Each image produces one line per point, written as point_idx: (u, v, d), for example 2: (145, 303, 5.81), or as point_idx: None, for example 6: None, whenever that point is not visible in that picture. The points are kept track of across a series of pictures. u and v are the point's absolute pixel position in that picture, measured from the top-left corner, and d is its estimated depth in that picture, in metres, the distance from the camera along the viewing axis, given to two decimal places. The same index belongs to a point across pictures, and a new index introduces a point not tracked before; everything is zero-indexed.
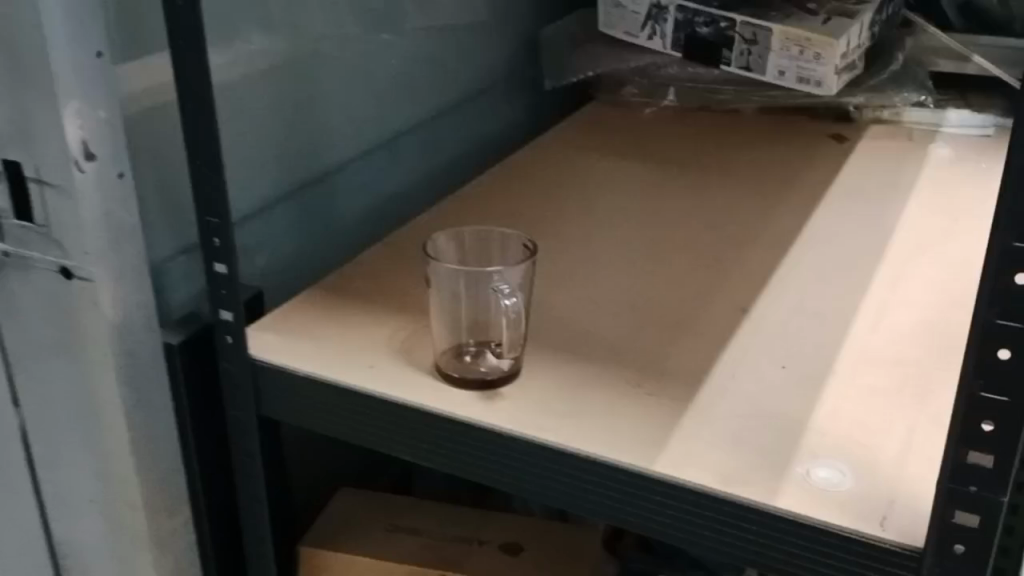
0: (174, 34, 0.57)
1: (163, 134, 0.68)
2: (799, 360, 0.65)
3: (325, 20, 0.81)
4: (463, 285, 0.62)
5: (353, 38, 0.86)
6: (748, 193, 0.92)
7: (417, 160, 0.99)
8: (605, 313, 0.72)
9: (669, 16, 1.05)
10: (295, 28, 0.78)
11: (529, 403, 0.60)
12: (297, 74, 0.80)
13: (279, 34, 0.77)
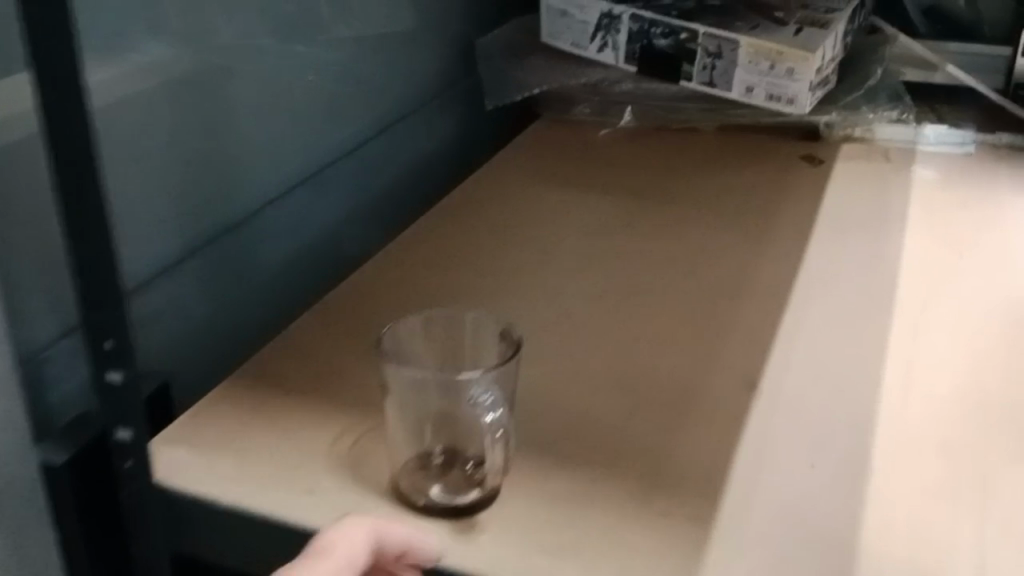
0: (52, 77, 0.44)
1: (35, 194, 0.52)
2: (829, 453, 0.55)
3: (235, 32, 0.66)
4: (433, 388, 0.52)
5: (267, 51, 0.70)
6: (729, 225, 0.81)
7: (345, 196, 0.84)
8: (588, 392, 0.60)
9: (622, 26, 0.95)
10: (197, 43, 0.63)
11: (522, 535, 0.49)
12: (199, 102, 0.65)
13: (180, 51, 0.62)
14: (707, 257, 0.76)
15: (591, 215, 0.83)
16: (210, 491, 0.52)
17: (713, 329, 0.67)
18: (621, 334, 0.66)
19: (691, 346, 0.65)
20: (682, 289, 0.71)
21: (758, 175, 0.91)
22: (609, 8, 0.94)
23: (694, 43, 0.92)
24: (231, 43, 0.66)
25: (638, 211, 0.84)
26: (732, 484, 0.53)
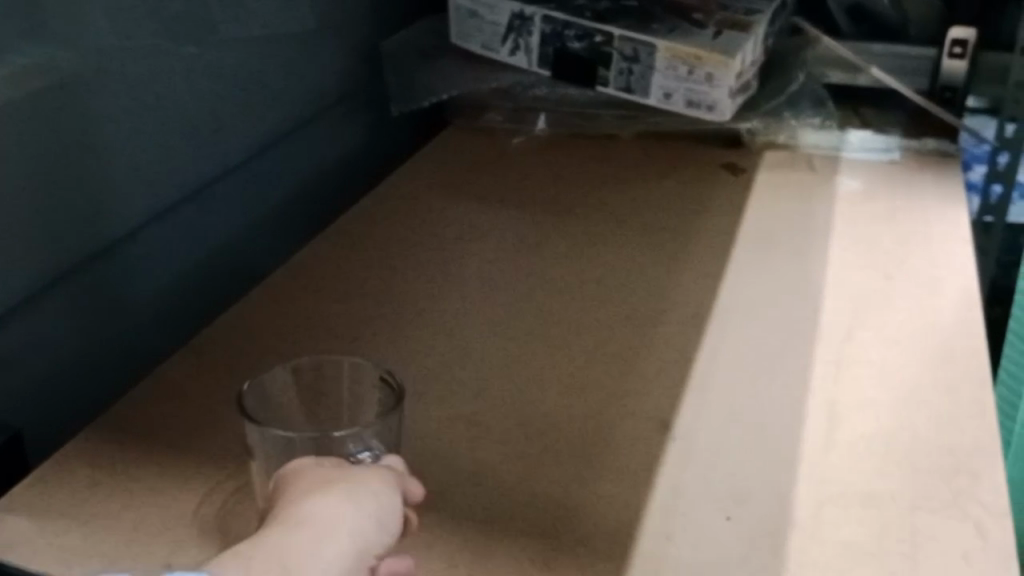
0: None
1: None
2: (748, 506, 0.50)
3: (107, 33, 0.58)
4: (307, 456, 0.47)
5: (146, 54, 0.62)
6: (646, 245, 0.76)
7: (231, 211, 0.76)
8: (486, 442, 0.55)
9: (535, 28, 0.90)
10: (63, 44, 0.55)
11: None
12: (62, 111, 0.56)
13: (40, 53, 0.53)
14: (621, 282, 0.71)
15: (501, 235, 0.77)
16: (44, 565, 0.46)
17: (625, 362, 0.62)
18: (526, 371, 0.61)
19: (603, 384, 0.60)
20: (594, 319, 0.66)
21: (675, 188, 0.86)
22: (521, 10, 0.90)
23: (610, 46, 0.87)
24: (104, 45, 0.58)
25: (551, 228, 0.78)
26: (642, 546, 0.48)
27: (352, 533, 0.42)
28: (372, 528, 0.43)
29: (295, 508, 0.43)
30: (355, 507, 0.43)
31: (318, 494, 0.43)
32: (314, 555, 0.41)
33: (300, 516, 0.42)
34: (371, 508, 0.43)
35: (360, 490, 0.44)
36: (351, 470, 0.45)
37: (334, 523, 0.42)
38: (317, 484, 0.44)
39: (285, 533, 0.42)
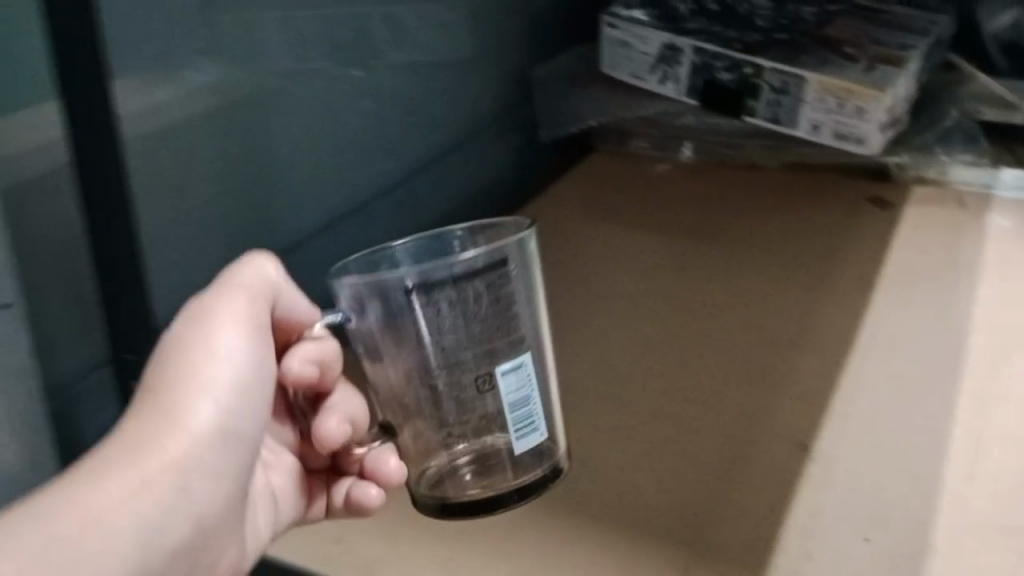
0: None
1: (54, 214, 0.49)
2: (886, 530, 0.51)
3: (284, 55, 0.64)
4: (441, 326, 0.47)
5: (317, 76, 0.68)
6: (788, 273, 0.77)
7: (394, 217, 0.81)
8: (630, 455, 0.57)
9: (685, 59, 0.92)
10: (247, 65, 0.61)
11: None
12: (243, 125, 0.61)
13: (226, 72, 0.59)
14: (762, 306, 0.72)
15: (644, 257, 0.80)
16: None
17: (769, 386, 0.63)
18: (667, 387, 0.63)
19: (742, 404, 0.61)
20: (735, 341, 0.68)
21: (821, 218, 0.87)
22: (672, 41, 0.92)
23: (758, 78, 0.88)
24: (280, 67, 0.64)
25: (694, 254, 0.80)
26: (778, 562, 0.49)
27: (216, 427, 0.42)
28: (243, 393, 0.43)
29: (145, 401, 0.41)
30: (219, 385, 0.42)
31: (176, 403, 0.41)
32: (185, 454, 0.40)
33: (168, 413, 0.41)
34: (237, 378, 0.43)
35: (215, 359, 0.43)
36: (211, 333, 0.43)
37: (200, 414, 0.41)
38: (175, 384, 0.42)
39: (154, 432, 0.40)
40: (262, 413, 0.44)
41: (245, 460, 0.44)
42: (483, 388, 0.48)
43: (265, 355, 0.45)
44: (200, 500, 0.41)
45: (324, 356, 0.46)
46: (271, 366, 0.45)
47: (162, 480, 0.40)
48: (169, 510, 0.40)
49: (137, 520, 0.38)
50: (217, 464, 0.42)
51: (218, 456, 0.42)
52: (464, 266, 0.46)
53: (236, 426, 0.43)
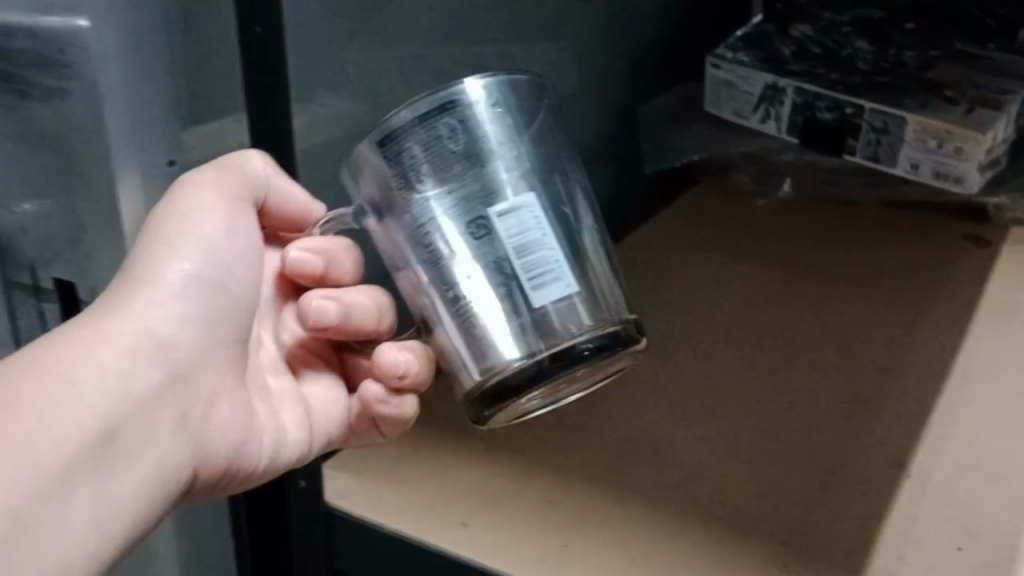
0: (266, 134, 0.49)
1: None
2: (978, 539, 0.54)
3: (421, 86, 0.70)
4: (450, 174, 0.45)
5: None
6: (884, 302, 0.80)
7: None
8: (729, 464, 0.60)
9: (787, 99, 0.96)
10: (389, 94, 0.67)
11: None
12: None
13: (372, 100, 0.65)
14: (859, 333, 0.76)
15: (744, 284, 0.84)
16: (365, 511, 0.56)
17: (863, 407, 0.67)
18: (768, 404, 0.67)
19: (839, 422, 0.65)
20: (833, 364, 0.72)
21: (919, 255, 0.89)
22: (774, 82, 0.96)
23: (859, 117, 0.92)
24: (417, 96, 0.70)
25: (793, 283, 0.84)
26: (874, 564, 0.52)
27: (192, 277, 0.46)
28: (210, 252, 0.47)
29: (133, 255, 0.46)
30: (182, 244, 0.47)
31: (156, 254, 0.46)
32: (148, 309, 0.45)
33: (131, 276, 0.46)
34: (206, 236, 0.47)
35: (198, 215, 0.47)
36: (177, 200, 0.47)
37: (162, 270, 0.46)
38: (158, 239, 0.46)
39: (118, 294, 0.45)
40: (235, 273, 0.49)
41: (218, 317, 0.48)
42: (480, 235, 0.45)
43: (237, 220, 0.49)
44: (176, 350, 0.45)
45: (316, 242, 0.50)
46: (243, 231, 0.49)
47: (129, 331, 0.44)
48: (142, 360, 0.44)
49: (107, 368, 0.43)
50: (185, 317, 0.46)
51: (185, 310, 0.46)
52: (459, 90, 0.45)
53: (201, 281, 0.47)
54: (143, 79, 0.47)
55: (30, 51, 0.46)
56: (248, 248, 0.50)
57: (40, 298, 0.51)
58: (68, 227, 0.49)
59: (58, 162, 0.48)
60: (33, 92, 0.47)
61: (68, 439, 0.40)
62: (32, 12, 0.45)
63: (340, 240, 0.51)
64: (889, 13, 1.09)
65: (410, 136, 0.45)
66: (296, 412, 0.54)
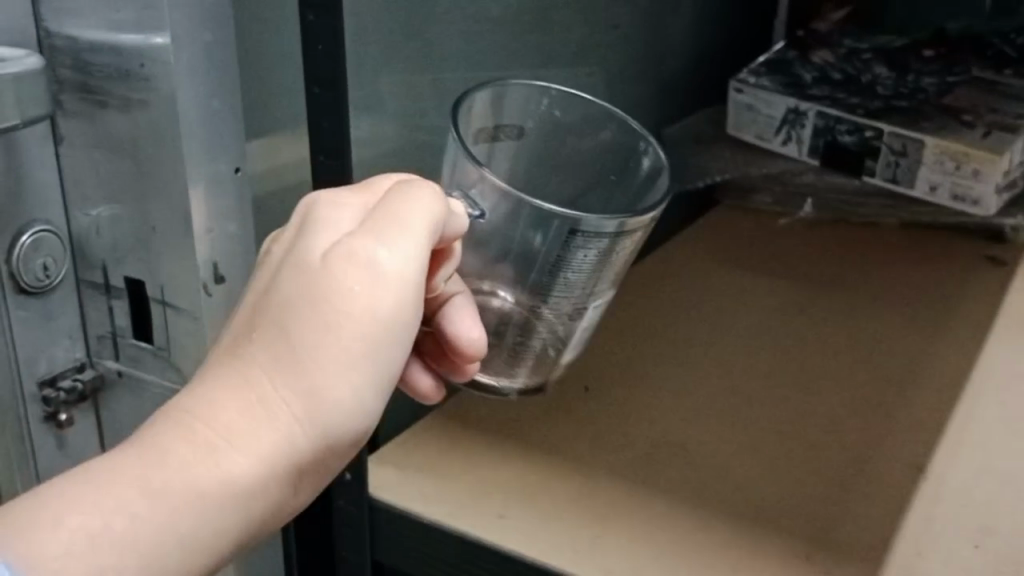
0: (330, 142, 0.54)
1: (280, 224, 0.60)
2: (996, 536, 0.55)
3: None
4: (572, 267, 0.52)
5: None
6: (903, 319, 0.83)
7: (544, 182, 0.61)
8: (754, 466, 0.63)
9: (808, 122, 1.00)
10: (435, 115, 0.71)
11: (667, 571, 0.53)
12: (429, 165, 0.71)
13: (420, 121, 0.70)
14: (880, 348, 0.78)
15: (767, 299, 0.87)
16: (409, 503, 0.59)
17: (884, 417, 0.69)
18: (791, 409, 0.70)
19: (860, 430, 0.67)
20: (854, 376, 0.74)
21: (937, 274, 0.92)
22: (796, 105, 1.00)
23: (879, 141, 0.95)
24: None
25: (814, 299, 0.87)
26: (893, 560, 0.54)
27: (342, 388, 0.41)
28: (380, 366, 0.42)
29: (284, 346, 0.41)
30: (358, 354, 0.42)
31: (304, 358, 0.41)
32: (304, 430, 0.41)
33: (286, 376, 0.40)
34: (366, 333, 0.41)
35: (355, 304, 0.41)
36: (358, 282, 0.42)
37: (334, 389, 0.41)
38: (315, 334, 0.41)
39: (280, 394, 0.40)
40: (392, 386, 0.44)
41: (364, 441, 0.44)
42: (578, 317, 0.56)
43: (412, 319, 0.43)
44: (311, 479, 0.42)
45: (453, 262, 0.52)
46: (414, 331, 0.44)
47: (280, 456, 0.40)
48: (281, 490, 0.41)
49: (247, 497, 0.39)
50: (330, 441, 0.42)
51: (338, 441, 0.42)
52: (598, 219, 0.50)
53: (361, 409, 0.42)
54: (211, 92, 0.52)
55: (110, 65, 0.51)
56: (411, 348, 0.45)
57: (109, 296, 0.57)
58: (138, 228, 0.55)
59: (130, 170, 0.54)
60: (111, 102, 0.52)
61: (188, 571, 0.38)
62: (115, 29, 0.51)
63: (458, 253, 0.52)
64: (908, 41, 1.13)
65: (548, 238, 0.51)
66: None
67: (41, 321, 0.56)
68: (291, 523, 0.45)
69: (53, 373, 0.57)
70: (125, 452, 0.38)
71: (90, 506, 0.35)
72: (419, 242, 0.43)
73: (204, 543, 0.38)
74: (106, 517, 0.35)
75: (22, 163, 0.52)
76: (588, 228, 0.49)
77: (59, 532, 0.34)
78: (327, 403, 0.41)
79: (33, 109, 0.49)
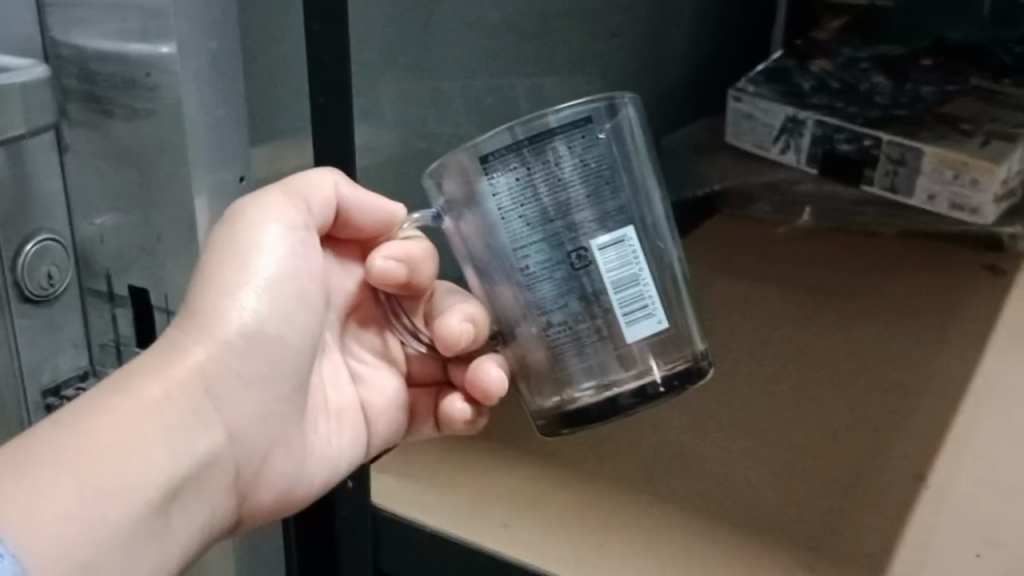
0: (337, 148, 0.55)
1: None
2: (998, 548, 0.55)
3: (470, 120, 0.74)
4: (521, 203, 0.46)
5: None
6: (903, 328, 0.83)
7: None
8: (752, 474, 0.63)
9: (807, 131, 1.01)
10: (438, 126, 0.71)
11: None
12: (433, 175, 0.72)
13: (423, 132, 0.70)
14: (880, 358, 0.78)
15: (765, 307, 0.87)
16: (409, 513, 0.60)
17: (884, 426, 0.69)
18: (792, 418, 0.70)
19: (861, 439, 0.67)
20: (854, 386, 0.74)
21: (932, 281, 0.92)
22: (795, 114, 1.01)
23: (877, 149, 0.96)
24: (466, 128, 0.74)
25: (813, 308, 0.87)
26: (896, 567, 0.54)
27: (249, 320, 0.47)
28: (278, 296, 0.48)
29: (195, 295, 0.47)
30: (252, 285, 0.47)
31: (217, 300, 0.47)
32: (213, 357, 0.46)
33: (201, 324, 0.46)
34: (268, 278, 0.48)
35: (256, 251, 0.48)
36: (245, 228, 0.48)
37: (231, 315, 0.47)
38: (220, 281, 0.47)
39: (185, 334, 0.46)
40: (300, 325, 0.49)
41: (280, 371, 0.49)
42: (581, 265, 0.47)
43: (299, 259, 0.49)
44: (234, 407, 0.47)
45: (408, 257, 0.51)
46: (304, 269, 0.49)
47: (194, 383, 0.46)
48: (204, 415, 0.46)
49: (173, 421, 0.44)
50: (244, 374, 0.47)
51: (250, 365, 0.47)
52: (550, 123, 0.45)
53: (265, 334, 0.48)
54: (217, 101, 0.52)
55: (116, 75, 0.52)
56: (311, 288, 0.50)
57: (113, 304, 0.58)
58: (144, 236, 0.55)
59: (137, 178, 0.54)
60: (116, 110, 0.53)
61: (147, 500, 0.41)
62: (121, 39, 0.51)
63: (421, 242, 0.52)
64: (907, 51, 1.13)
65: (500, 166, 0.45)
66: (355, 422, 0.57)
67: (46, 329, 0.56)
68: (239, 466, 0.49)
69: (57, 382, 0.57)
70: (69, 413, 0.41)
71: (45, 458, 0.39)
72: (293, 200, 0.49)
73: (153, 470, 0.42)
74: (58, 462, 0.39)
75: (27, 170, 0.53)
76: (497, 147, 0.45)
77: (25, 484, 0.38)
78: (228, 328, 0.47)
79: (39, 119, 0.49)
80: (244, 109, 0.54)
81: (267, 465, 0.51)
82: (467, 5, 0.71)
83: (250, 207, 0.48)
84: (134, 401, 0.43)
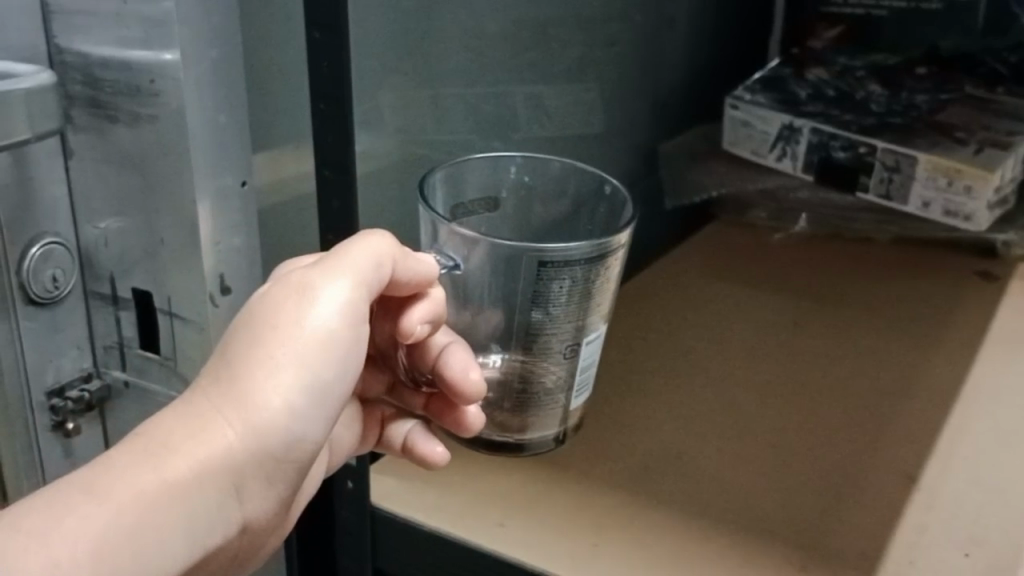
0: (337, 154, 0.56)
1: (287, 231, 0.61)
2: (983, 547, 0.56)
3: (469, 126, 0.75)
4: None
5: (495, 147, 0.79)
6: (897, 335, 0.83)
7: (565, 204, 0.72)
8: (748, 475, 0.64)
9: (802, 138, 1.01)
10: (436, 132, 0.72)
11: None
12: None
13: (421, 137, 0.71)
14: (874, 364, 0.79)
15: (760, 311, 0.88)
16: (406, 510, 0.61)
17: (879, 429, 0.70)
18: (776, 422, 0.70)
19: (853, 441, 0.68)
20: (847, 389, 0.75)
21: (928, 289, 0.93)
22: (791, 121, 1.01)
23: (872, 157, 0.97)
24: (465, 134, 0.75)
25: (812, 315, 0.88)
26: (886, 566, 0.55)
27: (291, 413, 0.45)
28: (315, 394, 0.46)
29: (237, 376, 0.44)
30: (298, 375, 0.45)
31: (258, 390, 0.44)
32: (244, 445, 0.43)
33: (236, 403, 0.44)
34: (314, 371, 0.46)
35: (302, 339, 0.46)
36: (302, 312, 0.46)
37: (272, 407, 0.44)
38: (266, 366, 0.45)
39: (224, 413, 0.43)
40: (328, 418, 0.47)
41: (300, 463, 0.47)
42: None
43: (344, 351, 0.47)
44: (248, 497, 0.45)
45: (434, 316, 0.55)
46: (350, 365, 0.48)
47: (222, 468, 0.43)
48: (220, 501, 0.43)
49: (191, 505, 0.41)
50: (269, 459, 0.45)
51: (276, 458, 0.45)
52: None
53: (297, 426, 0.45)
54: (219, 108, 0.54)
55: (120, 82, 0.53)
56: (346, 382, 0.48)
57: (116, 307, 0.59)
58: (146, 239, 0.56)
59: (139, 182, 0.55)
60: (120, 117, 0.54)
61: None
62: (123, 46, 0.52)
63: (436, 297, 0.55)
64: (901, 59, 1.14)
65: None
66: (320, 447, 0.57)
67: (50, 331, 0.57)
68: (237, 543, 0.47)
69: (60, 384, 0.58)
70: (88, 474, 0.39)
71: (58, 527, 0.37)
72: (357, 288, 0.48)
73: (161, 555, 0.40)
74: (74, 529, 0.37)
75: (32, 174, 0.54)
76: None
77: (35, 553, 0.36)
78: (265, 419, 0.44)
79: (43, 125, 0.50)
80: (242, 117, 0.55)
81: (261, 536, 0.49)
82: (466, 13, 0.72)
83: (310, 292, 0.47)
84: (160, 477, 0.40)
